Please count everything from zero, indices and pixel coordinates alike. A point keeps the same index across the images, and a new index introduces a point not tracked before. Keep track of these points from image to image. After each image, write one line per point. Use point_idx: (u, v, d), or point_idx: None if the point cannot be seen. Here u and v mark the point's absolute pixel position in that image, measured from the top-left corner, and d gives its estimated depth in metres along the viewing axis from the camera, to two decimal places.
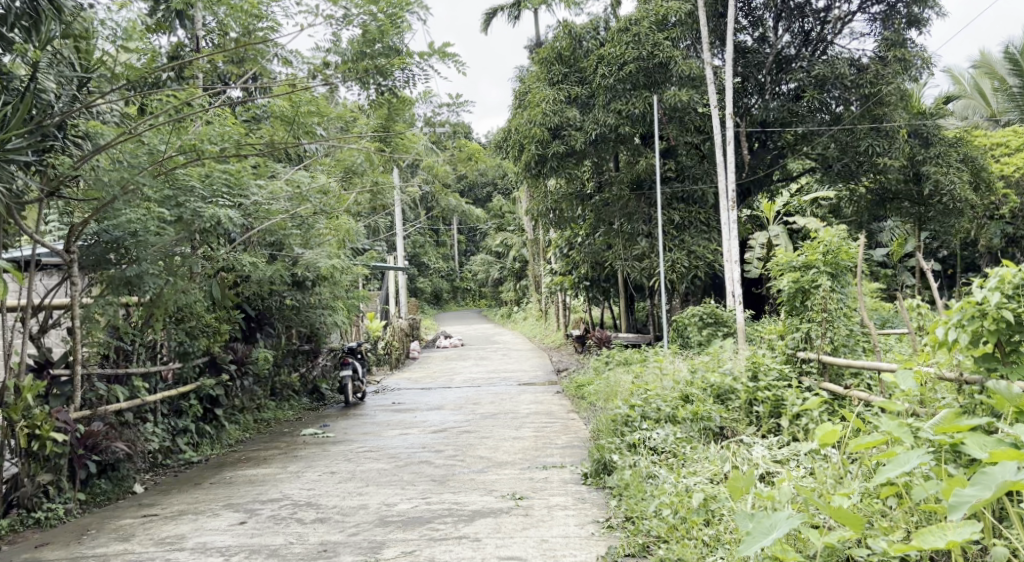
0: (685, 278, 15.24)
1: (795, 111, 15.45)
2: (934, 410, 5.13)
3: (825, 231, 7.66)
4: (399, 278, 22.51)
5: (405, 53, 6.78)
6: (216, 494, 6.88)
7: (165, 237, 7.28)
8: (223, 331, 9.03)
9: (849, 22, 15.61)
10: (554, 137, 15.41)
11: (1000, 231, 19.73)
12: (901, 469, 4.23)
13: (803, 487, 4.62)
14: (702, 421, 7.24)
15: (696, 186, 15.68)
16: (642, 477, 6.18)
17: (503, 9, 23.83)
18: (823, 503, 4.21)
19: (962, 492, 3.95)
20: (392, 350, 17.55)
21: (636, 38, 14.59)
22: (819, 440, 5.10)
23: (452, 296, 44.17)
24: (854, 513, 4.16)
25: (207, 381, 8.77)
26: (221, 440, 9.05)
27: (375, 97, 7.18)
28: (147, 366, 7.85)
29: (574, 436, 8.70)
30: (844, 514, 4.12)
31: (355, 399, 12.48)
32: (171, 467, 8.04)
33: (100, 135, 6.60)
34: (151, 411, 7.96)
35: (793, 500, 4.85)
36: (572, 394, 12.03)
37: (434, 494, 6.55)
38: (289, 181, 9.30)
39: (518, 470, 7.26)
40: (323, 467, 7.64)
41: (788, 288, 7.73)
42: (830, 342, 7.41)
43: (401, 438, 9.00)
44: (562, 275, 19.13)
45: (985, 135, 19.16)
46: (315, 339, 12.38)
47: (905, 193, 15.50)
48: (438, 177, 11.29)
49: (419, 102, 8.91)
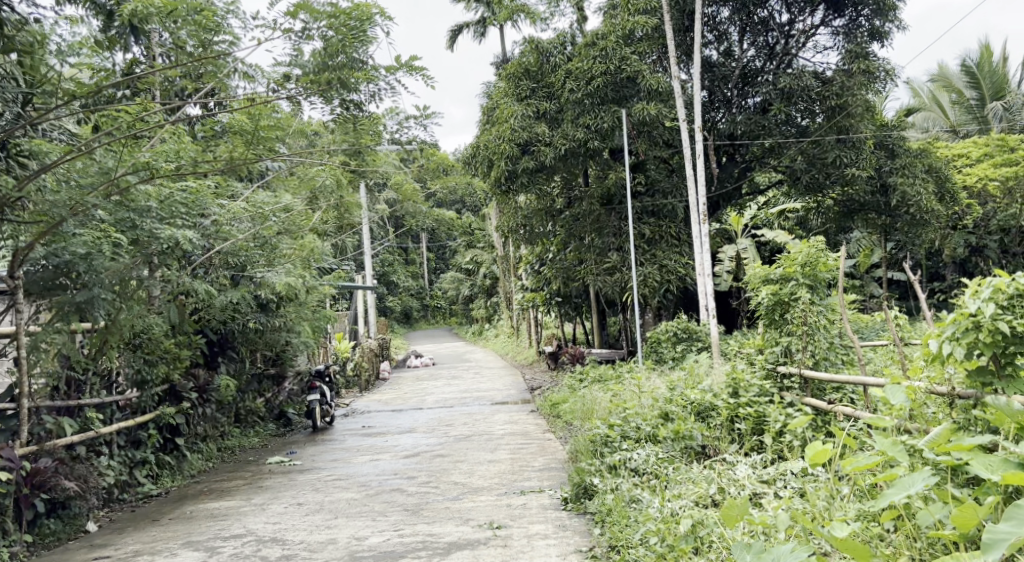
0: (658, 292, 14.99)
1: (762, 123, 15.28)
2: (926, 425, 4.92)
3: (805, 242, 7.54)
4: (369, 297, 22.15)
5: (371, 67, 6.51)
6: (175, 531, 6.54)
7: (118, 261, 6.97)
8: (183, 358, 8.67)
9: (813, 35, 15.59)
10: (523, 153, 15.15)
11: (964, 240, 19.85)
12: (907, 493, 4.02)
13: (799, 514, 4.38)
14: (683, 440, 7.06)
15: (666, 200, 15.54)
16: (625, 502, 5.97)
17: (469, 26, 23.68)
18: (827, 533, 3.97)
19: (995, 529, 3.71)
20: (362, 371, 17.22)
21: (604, 53, 14.54)
22: (810, 460, 4.83)
23: (421, 313, 43.82)
24: (861, 543, 3.92)
25: (166, 409, 8.43)
26: (183, 471, 8.71)
27: (338, 114, 6.94)
28: (101, 397, 7.54)
29: (551, 458, 8.42)
30: (852, 546, 3.88)
31: (323, 424, 12.13)
32: (128, 502, 7.69)
33: (44, 154, 6.28)
34: (106, 443, 7.61)
35: (789, 527, 4.62)
36: (546, 414, 11.77)
37: (407, 526, 6.25)
38: (249, 201, 9.15)
39: (495, 496, 6.98)
40: (290, 499, 7.30)
41: (767, 301, 7.52)
42: (811, 356, 7.17)
43: (371, 465, 8.68)
44: (534, 291, 18.92)
45: (946, 147, 19.15)
46: (282, 362, 12.02)
47: (873, 204, 15.48)
48: (405, 194, 11.03)
49: (387, 115, 8.54)
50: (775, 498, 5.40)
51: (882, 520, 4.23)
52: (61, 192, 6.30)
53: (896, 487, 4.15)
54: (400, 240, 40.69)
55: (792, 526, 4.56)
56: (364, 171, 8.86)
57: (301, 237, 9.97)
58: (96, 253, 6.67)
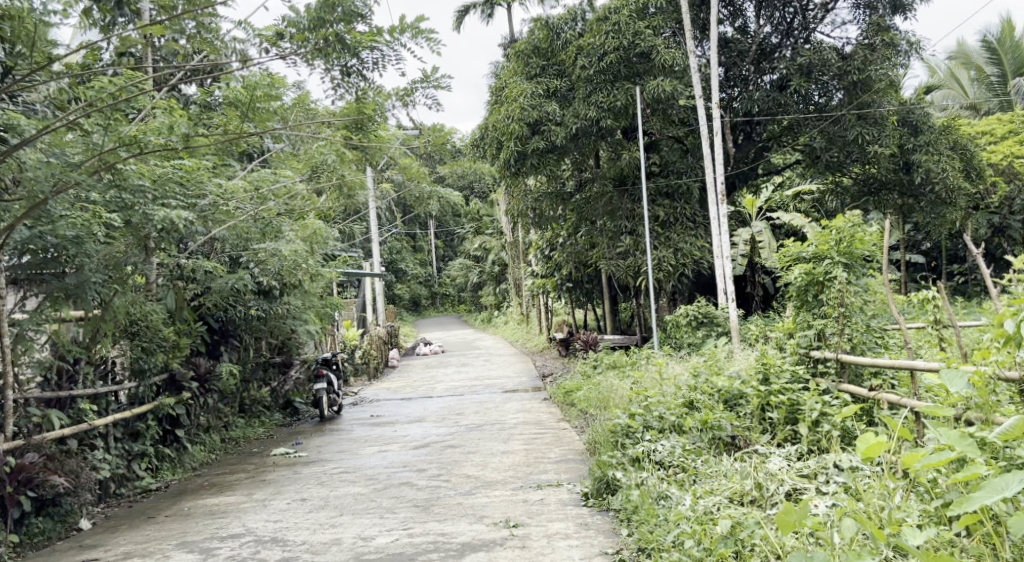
0: (673, 276, 14.53)
1: (781, 101, 14.71)
2: (991, 415, 4.53)
3: (838, 217, 7.05)
4: (376, 285, 21.72)
5: (375, 31, 6.03)
6: (170, 530, 6.12)
7: (112, 244, 6.60)
8: (183, 344, 8.28)
9: (832, 9, 15.01)
10: (533, 132, 14.64)
11: (986, 220, 19.30)
12: (1000, 497, 3.56)
13: (866, 520, 3.94)
14: (711, 430, 6.58)
15: (681, 180, 15.06)
16: (654, 499, 5.55)
17: (476, 7, 23.18)
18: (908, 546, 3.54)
19: None
20: (371, 359, 16.83)
21: (616, 27, 14.01)
22: (863, 453, 4.40)
23: (429, 301, 43.45)
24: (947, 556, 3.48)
25: (166, 399, 8.00)
26: (184, 464, 8.28)
27: (341, 86, 6.45)
28: (95, 388, 7.11)
29: (568, 450, 7.99)
30: None
31: (331, 413, 11.72)
32: (125, 497, 7.28)
33: (21, 126, 5.71)
34: (101, 436, 7.17)
35: (851, 537, 4.19)
36: (560, 401, 11.34)
37: (416, 524, 5.81)
38: (249, 179, 8.72)
39: (510, 491, 6.55)
40: (293, 494, 6.88)
41: (799, 280, 7.06)
42: (848, 340, 6.69)
43: (379, 457, 8.25)
44: (545, 277, 18.47)
45: (968, 124, 18.60)
46: (287, 350, 11.62)
47: (895, 182, 14.97)
48: (411, 171, 10.58)
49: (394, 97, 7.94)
50: (819, 494, 5.02)
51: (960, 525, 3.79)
52: (45, 168, 5.78)
53: (981, 487, 3.74)
54: (407, 228, 40.35)
55: (856, 535, 4.13)
56: (374, 156, 8.35)
57: (306, 220, 9.57)
58: (84, 236, 6.21)
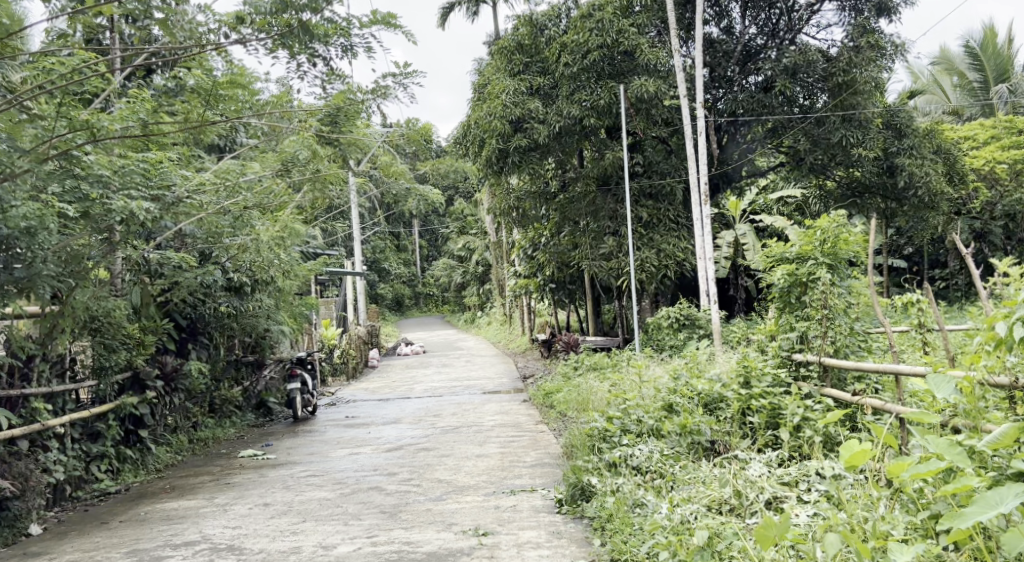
0: (655, 278, 14.34)
1: (765, 102, 14.50)
2: (980, 423, 4.35)
3: (823, 217, 6.86)
4: (358, 284, 21.42)
5: (343, 21, 5.80)
6: (122, 537, 5.85)
7: (69, 236, 6.26)
8: (148, 342, 8.01)
9: (817, 11, 14.87)
10: (515, 130, 14.41)
11: (967, 226, 19.22)
12: (994, 513, 3.39)
13: (852, 535, 3.77)
14: (690, 435, 6.38)
15: (664, 181, 14.85)
16: (628, 507, 5.35)
17: (461, 5, 22.95)
18: None
19: None
20: (349, 359, 16.57)
21: (600, 25, 13.82)
22: (846, 463, 4.22)
23: (413, 301, 43.15)
24: None
25: (128, 398, 7.71)
26: (148, 466, 7.96)
27: (308, 76, 6.20)
28: (50, 387, 6.84)
29: (544, 453, 7.76)
30: None
31: (304, 414, 11.45)
32: (82, 500, 6.99)
33: None
34: (57, 436, 6.89)
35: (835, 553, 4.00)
36: (539, 403, 11.13)
37: (382, 532, 5.58)
38: (218, 173, 8.45)
39: (481, 496, 6.32)
40: (256, 498, 6.63)
41: (782, 282, 6.84)
42: (831, 343, 6.49)
43: (350, 460, 8.00)
44: (527, 277, 18.22)
45: (951, 129, 18.37)
46: (260, 350, 11.33)
47: (879, 185, 14.81)
48: (387, 168, 10.34)
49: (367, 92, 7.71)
50: (800, 504, 4.83)
51: (952, 541, 3.61)
52: None
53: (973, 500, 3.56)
54: (391, 227, 40.04)
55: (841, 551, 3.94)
56: (349, 153, 8.14)
57: (279, 216, 9.30)
58: (37, 227, 5.88)
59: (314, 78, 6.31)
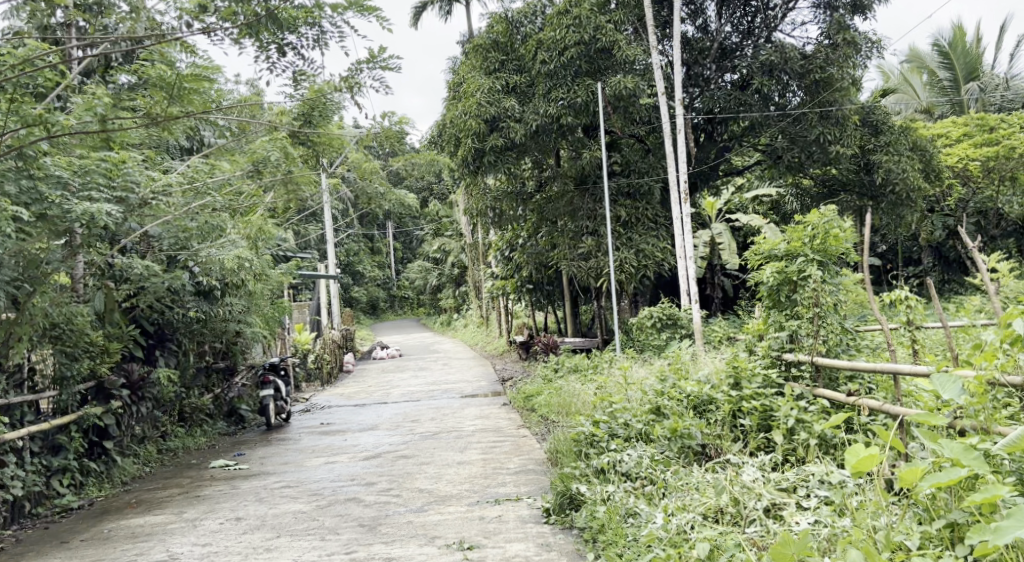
0: (634, 278, 14.12)
1: (742, 101, 14.15)
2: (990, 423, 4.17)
3: (814, 212, 6.63)
4: (332, 287, 21.05)
5: (314, 6, 5.48)
6: (84, 557, 5.54)
7: (26, 240, 5.91)
8: (112, 350, 7.66)
9: (793, 9, 14.76)
10: (491, 129, 14.14)
11: (942, 223, 19.21)
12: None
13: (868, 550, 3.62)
14: (681, 439, 6.15)
15: (642, 179, 14.63)
16: (622, 516, 5.13)
17: (433, 5, 22.61)
18: None
19: None
20: (324, 363, 16.21)
21: (577, 21, 13.56)
22: (853, 468, 4.03)
23: (389, 304, 42.72)
24: None
25: (92, 409, 7.34)
26: (113, 479, 7.62)
27: (278, 68, 5.92)
28: (7, 399, 6.51)
29: (527, 459, 7.49)
30: None
31: (278, 421, 11.11)
32: (42, 518, 6.66)
33: None
34: (15, 450, 6.56)
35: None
36: (519, 407, 10.89)
37: (361, 547, 5.30)
38: (183, 175, 8.11)
39: (465, 506, 6.04)
40: (227, 512, 6.32)
41: (771, 280, 6.60)
42: (823, 342, 6.26)
43: (326, 470, 7.69)
44: (504, 278, 17.94)
45: (925, 126, 18.31)
46: (232, 355, 10.99)
47: (857, 183, 14.67)
48: (361, 171, 10.03)
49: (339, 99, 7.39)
50: (800, 510, 4.64)
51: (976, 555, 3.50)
52: None
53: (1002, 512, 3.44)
54: (365, 229, 39.63)
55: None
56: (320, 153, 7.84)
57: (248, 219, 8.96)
58: None
59: (285, 69, 6.03)
